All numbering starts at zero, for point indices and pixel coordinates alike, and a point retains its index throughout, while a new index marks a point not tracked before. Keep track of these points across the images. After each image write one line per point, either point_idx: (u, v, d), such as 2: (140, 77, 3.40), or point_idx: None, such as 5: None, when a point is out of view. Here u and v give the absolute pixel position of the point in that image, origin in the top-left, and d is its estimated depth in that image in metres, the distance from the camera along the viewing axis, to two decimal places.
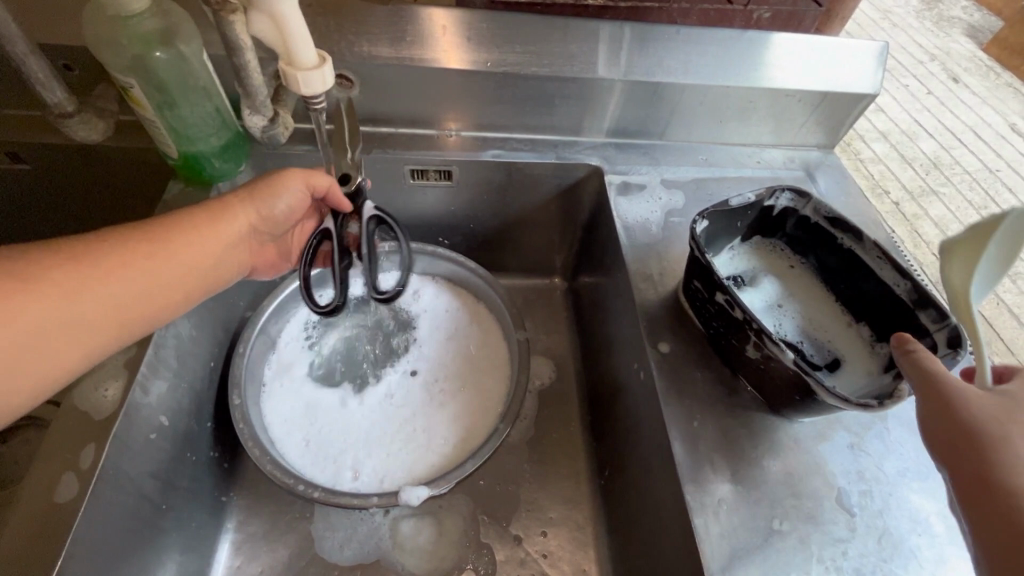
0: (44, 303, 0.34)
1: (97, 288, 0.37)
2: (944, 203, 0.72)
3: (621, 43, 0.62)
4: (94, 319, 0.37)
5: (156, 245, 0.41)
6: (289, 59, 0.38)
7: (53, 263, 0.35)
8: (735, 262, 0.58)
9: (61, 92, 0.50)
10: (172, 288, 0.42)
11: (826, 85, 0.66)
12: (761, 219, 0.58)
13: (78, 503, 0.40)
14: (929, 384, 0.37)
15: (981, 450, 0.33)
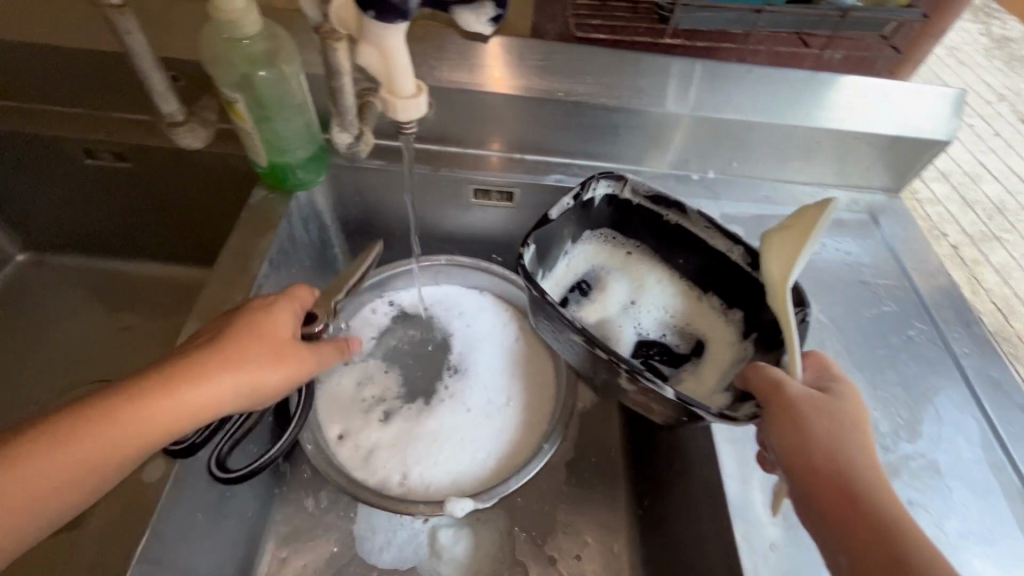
0: (31, 469, 0.36)
1: (81, 446, 0.37)
2: (1007, 249, 0.69)
3: (692, 79, 0.63)
4: (80, 470, 0.37)
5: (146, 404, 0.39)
6: (390, 87, 0.41)
7: (40, 432, 0.37)
8: (572, 266, 0.62)
9: (175, 103, 0.53)
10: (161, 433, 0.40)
11: (897, 130, 0.65)
12: (619, 218, 0.61)
13: (161, 485, 0.44)
14: (778, 392, 0.43)
15: (840, 455, 0.40)
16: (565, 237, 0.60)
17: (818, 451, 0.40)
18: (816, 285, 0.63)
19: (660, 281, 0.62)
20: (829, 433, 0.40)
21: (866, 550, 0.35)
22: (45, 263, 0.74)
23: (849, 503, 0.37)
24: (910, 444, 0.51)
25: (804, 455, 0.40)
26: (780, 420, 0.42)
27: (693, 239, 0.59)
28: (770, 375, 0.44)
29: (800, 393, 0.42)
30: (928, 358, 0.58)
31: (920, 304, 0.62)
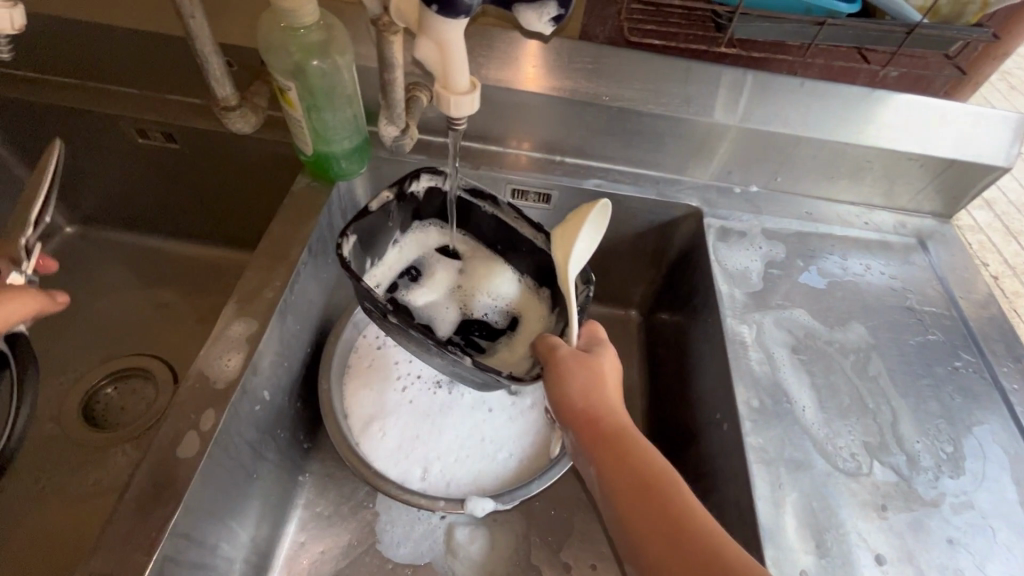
0: None
1: None
2: None
3: (742, 89, 0.61)
4: None
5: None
6: (445, 82, 0.41)
7: None
8: (404, 254, 0.59)
9: (229, 87, 0.55)
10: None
11: (953, 152, 0.63)
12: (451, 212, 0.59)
13: (196, 462, 0.44)
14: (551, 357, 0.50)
15: (597, 406, 0.47)
16: (392, 226, 0.56)
17: (576, 400, 0.47)
18: (859, 308, 0.61)
19: (514, 277, 0.59)
20: (560, 388, 0.48)
21: (621, 481, 0.43)
22: (91, 238, 0.77)
23: (614, 444, 0.45)
24: (952, 479, 0.49)
25: (568, 406, 0.48)
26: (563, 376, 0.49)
27: (507, 232, 0.58)
28: (550, 343, 0.51)
29: (571, 355, 0.49)
30: (974, 391, 0.55)
31: (968, 334, 0.60)
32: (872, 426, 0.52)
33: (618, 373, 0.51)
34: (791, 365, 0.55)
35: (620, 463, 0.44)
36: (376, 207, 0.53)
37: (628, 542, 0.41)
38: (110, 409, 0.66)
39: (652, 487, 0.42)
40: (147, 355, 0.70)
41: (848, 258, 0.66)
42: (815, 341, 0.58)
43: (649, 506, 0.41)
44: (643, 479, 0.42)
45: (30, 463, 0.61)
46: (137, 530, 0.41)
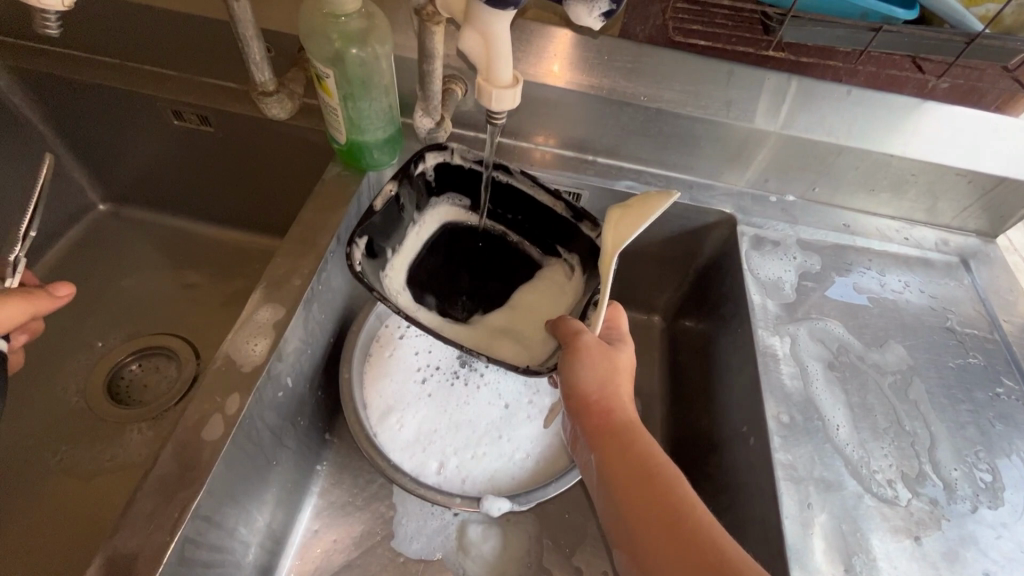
0: None
1: None
2: None
3: (786, 95, 0.60)
4: None
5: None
6: (488, 75, 0.41)
7: None
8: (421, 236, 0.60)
9: (268, 73, 0.55)
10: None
11: (1005, 169, 0.60)
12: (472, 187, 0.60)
13: (220, 445, 0.44)
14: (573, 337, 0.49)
15: (611, 395, 0.47)
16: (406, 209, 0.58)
17: (592, 386, 0.47)
18: (896, 326, 0.59)
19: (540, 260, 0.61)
20: (575, 368, 0.48)
21: (628, 469, 0.42)
22: (122, 216, 0.78)
23: (621, 434, 0.45)
24: (990, 510, 0.47)
25: (580, 389, 0.47)
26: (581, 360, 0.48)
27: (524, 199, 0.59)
28: (573, 325, 0.50)
29: (594, 340, 0.48)
30: (1016, 420, 0.53)
31: (1011, 359, 0.57)
32: (906, 448, 0.50)
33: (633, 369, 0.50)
34: (824, 379, 0.54)
35: (627, 452, 0.43)
36: (379, 205, 0.53)
37: (622, 529, 0.41)
38: (133, 386, 0.67)
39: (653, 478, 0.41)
40: (171, 335, 0.71)
41: (886, 273, 0.63)
42: (849, 357, 0.56)
43: (653, 496, 0.40)
44: (649, 472, 0.42)
45: (55, 436, 0.62)
46: (160, 510, 0.42)
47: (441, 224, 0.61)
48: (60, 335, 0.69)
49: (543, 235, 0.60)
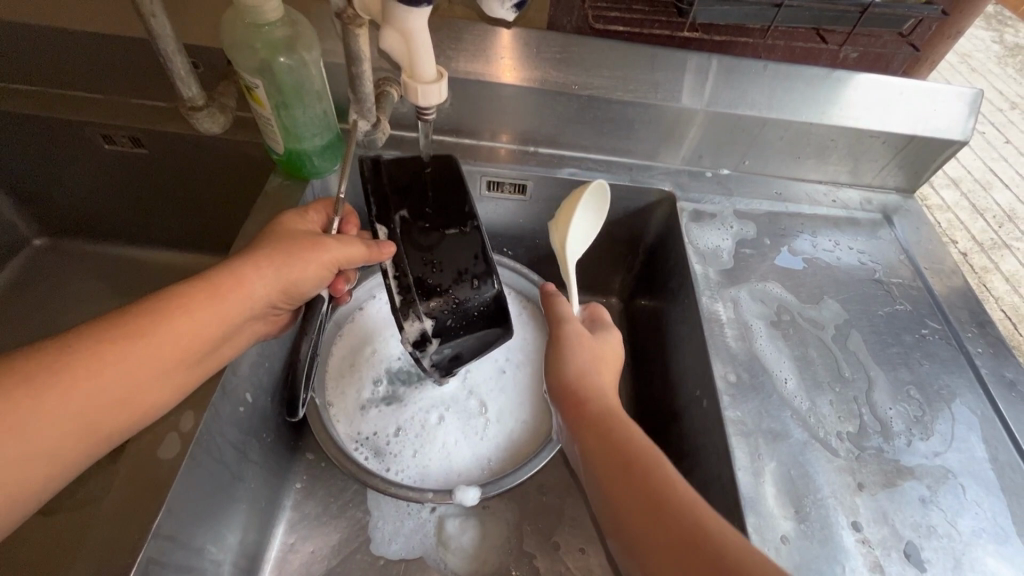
0: (145, 345, 0.40)
1: (177, 330, 0.42)
2: (1015, 257, 0.73)
3: (708, 74, 0.63)
4: (173, 351, 0.42)
5: (140, 336, 0.40)
6: (412, 72, 0.42)
7: (144, 319, 0.41)
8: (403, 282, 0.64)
9: (195, 87, 0.56)
10: (177, 365, 0.42)
11: (913, 128, 0.65)
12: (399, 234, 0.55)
13: (177, 464, 0.44)
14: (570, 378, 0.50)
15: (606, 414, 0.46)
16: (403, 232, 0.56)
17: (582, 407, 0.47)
18: (831, 284, 0.62)
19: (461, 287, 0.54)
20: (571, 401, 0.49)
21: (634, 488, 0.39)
22: (59, 249, 0.75)
23: (621, 453, 0.42)
24: (923, 442, 0.51)
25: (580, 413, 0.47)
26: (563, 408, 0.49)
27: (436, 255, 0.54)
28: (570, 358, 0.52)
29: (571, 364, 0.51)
30: (942, 358, 0.57)
31: (935, 304, 0.62)
32: (848, 394, 0.53)
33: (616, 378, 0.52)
34: (767, 336, 0.57)
35: (629, 474, 0.40)
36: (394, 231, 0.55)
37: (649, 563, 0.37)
38: None
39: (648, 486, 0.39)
40: None
41: (819, 235, 0.67)
42: (788, 314, 0.59)
43: (652, 529, 0.37)
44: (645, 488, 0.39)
45: None
46: (119, 535, 0.41)
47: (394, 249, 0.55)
48: None
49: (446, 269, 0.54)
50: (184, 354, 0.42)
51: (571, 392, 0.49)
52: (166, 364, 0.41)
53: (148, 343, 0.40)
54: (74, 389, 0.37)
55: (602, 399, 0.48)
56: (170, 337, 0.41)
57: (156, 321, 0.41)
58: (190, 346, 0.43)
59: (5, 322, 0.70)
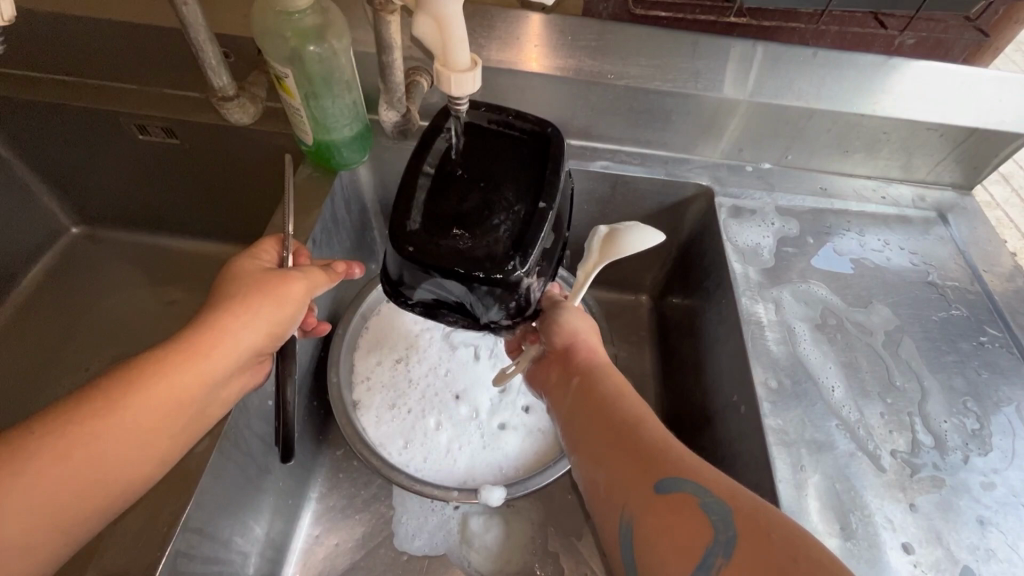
0: (125, 418, 0.37)
1: (155, 395, 0.38)
2: None
3: (752, 62, 0.59)
4: (152, 419, 0.38)
5: (116, 406, 0.37)
6: (445, 59, 0.40)
7: (119, 388, 0.37)
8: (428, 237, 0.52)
9: (226, 78, 0.56)
10: (161, 432, 0.39)
11: (976, 120, 0.60)
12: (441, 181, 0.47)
13: (205, 457, 0.44)
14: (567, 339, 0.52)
15: (592, 372, 0.48)
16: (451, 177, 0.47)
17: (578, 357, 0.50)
18: (879, 286, 0.59)
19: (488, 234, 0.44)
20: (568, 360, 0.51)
21: (620, 433, 0.41)
22: (95, 238, 0.77)
23: (608, 403, 0.44)
24: (981, 458, 0.48)
25: (579, 365, 0.50)
26: (561, 355, 0.52)
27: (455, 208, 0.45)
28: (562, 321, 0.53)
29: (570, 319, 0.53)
30: (1001, 367, 0.53)
31: (993, 309, 0.58)
32: (898, 404, 0.50)
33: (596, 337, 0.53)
34: (811, 339, 0.54)
35: (614, 422, 0.42)
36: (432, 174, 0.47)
37: (612, 503, 0.38)
38: None
39: (628, 438, 0.40)
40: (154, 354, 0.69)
41: (866, 234, 0.63)
42: (832, 316, 0.56)
43: (617, 446, 0.40)
44: (631, 436, 0.40)
45: None
46: (150, 527, 0.41)
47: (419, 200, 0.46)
48: (45, 363, 0.68)
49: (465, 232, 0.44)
50: (165, 424, 0.39)
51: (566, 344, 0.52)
52: (150, 432, 0.38)
53: (120, 413, 0.37)
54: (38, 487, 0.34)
55: (599, 356, 0.51)
56: (143, 421, 0.38)
57: (132, 389, 0.38)
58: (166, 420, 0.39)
59: (45, 308, 0.72)
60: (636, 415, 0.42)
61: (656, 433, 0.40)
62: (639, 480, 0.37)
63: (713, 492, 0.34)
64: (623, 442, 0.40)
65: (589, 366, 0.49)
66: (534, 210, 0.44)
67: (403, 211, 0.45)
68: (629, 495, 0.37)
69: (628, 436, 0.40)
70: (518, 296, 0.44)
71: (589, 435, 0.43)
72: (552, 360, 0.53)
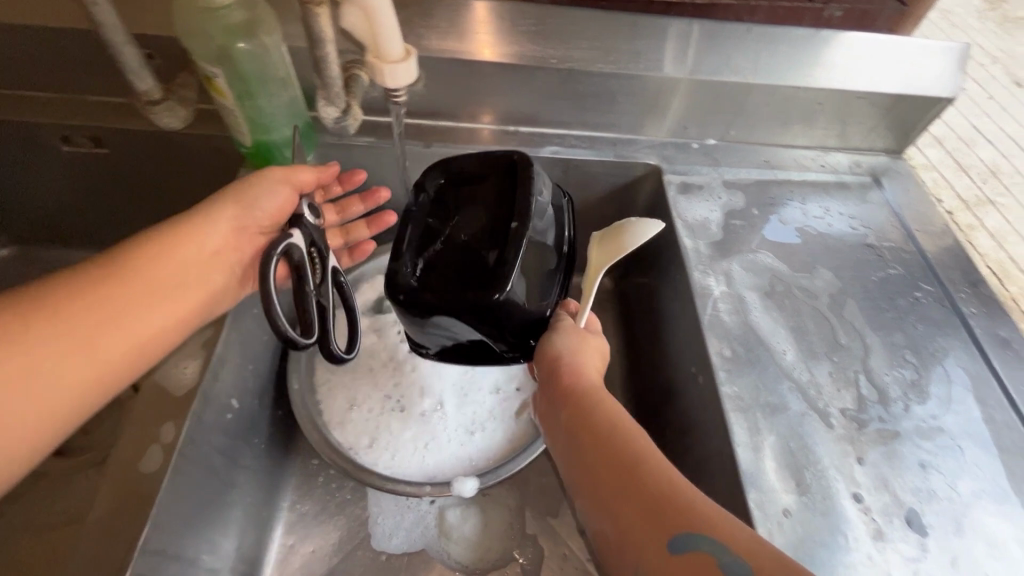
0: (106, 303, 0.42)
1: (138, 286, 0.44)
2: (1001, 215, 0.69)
3: (689, 40, 0.61)
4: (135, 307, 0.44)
5: (97, 294, 0.42)
6: (378, 52, 0.39)
7: (103, 282, 0.43)
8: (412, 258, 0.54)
9: (150, 81, 0.53)
10: (145, 319, 0.44)
11: (902, 87, 0.63)
12: (426, 222, 0.48)
13: (160, 476, 0.43)
14: (555, 362, 0.47)
15: (587, 399, 0.44)
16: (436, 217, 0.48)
17: (568, 382, 0.46)
18: (822, 252, 0.61)
19: (481, 260, 0.45)
20: (557, 387, 0.47)
21: (627, 478, 0.38)
22: (27, 259, 0.72)
23: (608, 440, 0.41)
24: (921, 405, 0.51)
25: (572, 391, 0.45)
26: (548, 385, 0.48)
27: (442, 247, 0.46)
28: (552, 346, 0.48)
29: (561, 341, 0.48)
30: (935, 320, 0.57)
31: (926, 266, 0.61)
32: (844, 362, 0.53)
33: (596, 354, 0.49)
34: (761, 307, 0.56)
35: (615, 465, 0.39)
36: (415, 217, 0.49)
37: (628, 562, 0.35)
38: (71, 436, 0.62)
39: (634, 483, 0.37)
40: None
41: (808, 202, 0.66)
42: (780, 282, 0.58)
43: (626, 496, 0.37)
44: (637, 482, 0.37)
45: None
46: (104, 556, 0.39)
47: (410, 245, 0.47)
48: None
49: (458, 273, 0.45)
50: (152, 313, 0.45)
51: (556, 365, 0.47)
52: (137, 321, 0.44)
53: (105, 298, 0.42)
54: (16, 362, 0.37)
55: (587, 378, 0.46)
56: (124, 310, 0.43)
57: (115, 281, 0.43)
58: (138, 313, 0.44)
59: None
60: (641, 452, 0.39)
61: (666, 474, 0.37)
62: (655, 539, 0.34)
63: (735, 551, 0.32)
64: (630, 488, 0.37)
65: (582, 391, 0.45)
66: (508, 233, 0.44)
67: (394, 263, 0.46)
68: (646, 557, 0.34)
69: (634, 479, 0.37)
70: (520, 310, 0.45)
71: (593, 479, 0.40)
72: (544, 389, 0.48)
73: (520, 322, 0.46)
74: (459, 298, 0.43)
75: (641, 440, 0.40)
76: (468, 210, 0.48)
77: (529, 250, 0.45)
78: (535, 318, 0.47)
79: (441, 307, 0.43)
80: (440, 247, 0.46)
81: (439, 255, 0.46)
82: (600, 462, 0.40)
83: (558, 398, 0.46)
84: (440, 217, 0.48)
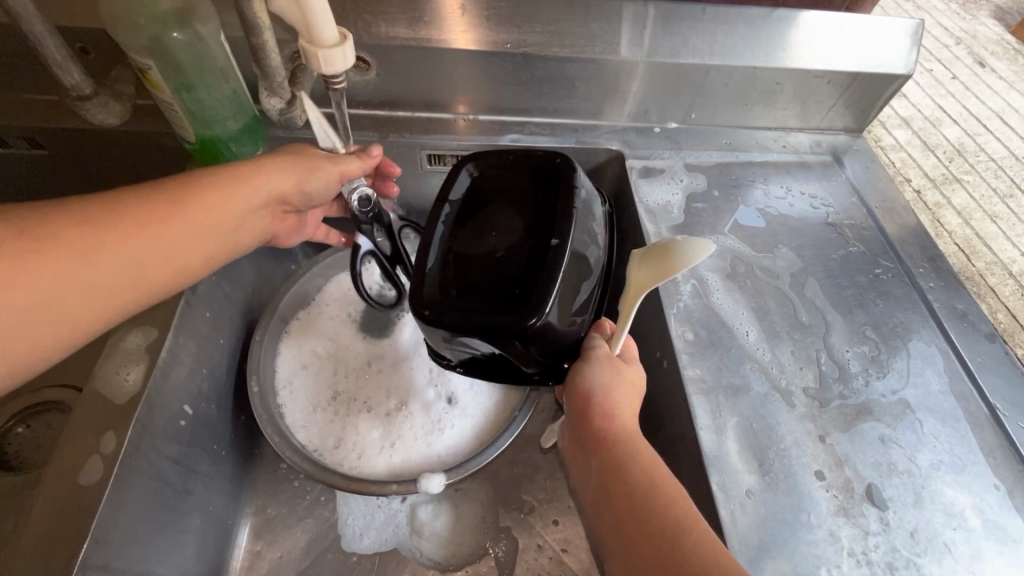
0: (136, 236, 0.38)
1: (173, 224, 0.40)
2: (968, 192, 0.68)
3: (645, 21, 0.60)
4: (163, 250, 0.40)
5: (124, 222, 0.38)
6: (310, 37, 0.37)
7: (137, 209, 0.39)
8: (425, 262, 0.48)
9: (78, 75, 0.50)
10: (165, 264, 0.40)
11: (858, 65, 0.63)
12: (454, 227, 0.44)
13: (102, 487, 0.41)
14: (585, 400, 0.43)
15: (621, 447, 0.40)
16: (468, 224, 0.44)
17: (600, 423, 0.42)
18: (784, 231, 0.61)
19: (516, 275, 0.41)
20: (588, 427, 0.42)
21: (659, 548, 0.34)
22: None
23: (642, 501, 0.36)
24: (880, 380, 0.51)
25: (604, 434, 0.41)
26: (579, 421, 0.43)
27: (471, 260, 0.42)
28: (584, 380, 0.43)
29: (593, 373, 0.43)
30: (894, 296, 0.57)
31: (886, 243, 0.62)
32: (805, 340, 0.53)
33: (635, 386, 0.44)
34: (723, 289, 0.56)
35: (648, 530, 0.35)
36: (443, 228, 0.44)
37: None
38: (24, 450, 0.60)
39: (668, 557, 0.33)
40: (55, 387, 0.63)
41: (770, 182, 0.66)
42: (742, 264, 0.58)
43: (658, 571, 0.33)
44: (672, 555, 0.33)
45: None
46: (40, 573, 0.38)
47: (437, 255, 0.43)
48: None
49: (491, 288, 0.41)
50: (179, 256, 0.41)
51: (585, 404, 0.43)
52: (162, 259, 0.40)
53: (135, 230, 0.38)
54: (22, 274, 0.33)
55: (620, 422, 0.41)
56: (152, 247, 0.39)
57: (152, 211, 0.39)
58: (167, 252, 0.40)
59: None
60: (680, 519, 0.35)
61: (706, 551, 0.33)
62: None
63: None
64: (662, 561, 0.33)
65: (616, 436, 0.41)
66: (547, 250, 0.40)
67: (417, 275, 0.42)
68: None
69: (669, 552, 0.33)
70: (555, 334, 0.41)
71: (623, 542, 0.36)
72: (574, 426, 0.44)
73: (552, 348, 0.42)
74: (490, 317, 0.39)
75: (681, 504, 0.35)
76: (505, 216, 0.44)
77: (570, 271, 0.41)
78: (569, 340, 0.43)
79: (467, 327, 0.39)
80: (469, 259, 0.42)
81: (470, 267, 0.42)
82: (630, 524, 0.36)
83: (588, 439, 0.42)
84: (472, 224, 0.44)
